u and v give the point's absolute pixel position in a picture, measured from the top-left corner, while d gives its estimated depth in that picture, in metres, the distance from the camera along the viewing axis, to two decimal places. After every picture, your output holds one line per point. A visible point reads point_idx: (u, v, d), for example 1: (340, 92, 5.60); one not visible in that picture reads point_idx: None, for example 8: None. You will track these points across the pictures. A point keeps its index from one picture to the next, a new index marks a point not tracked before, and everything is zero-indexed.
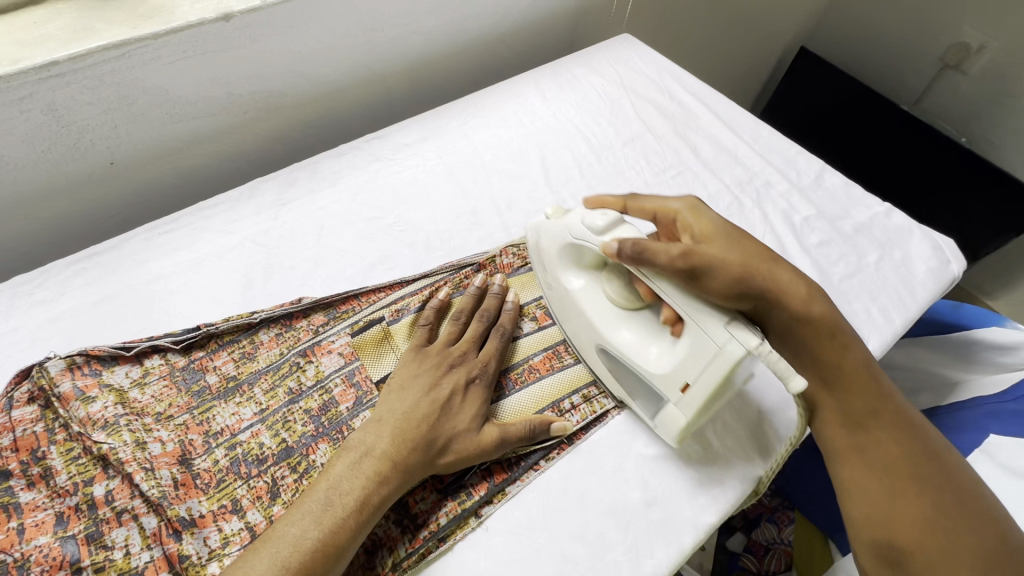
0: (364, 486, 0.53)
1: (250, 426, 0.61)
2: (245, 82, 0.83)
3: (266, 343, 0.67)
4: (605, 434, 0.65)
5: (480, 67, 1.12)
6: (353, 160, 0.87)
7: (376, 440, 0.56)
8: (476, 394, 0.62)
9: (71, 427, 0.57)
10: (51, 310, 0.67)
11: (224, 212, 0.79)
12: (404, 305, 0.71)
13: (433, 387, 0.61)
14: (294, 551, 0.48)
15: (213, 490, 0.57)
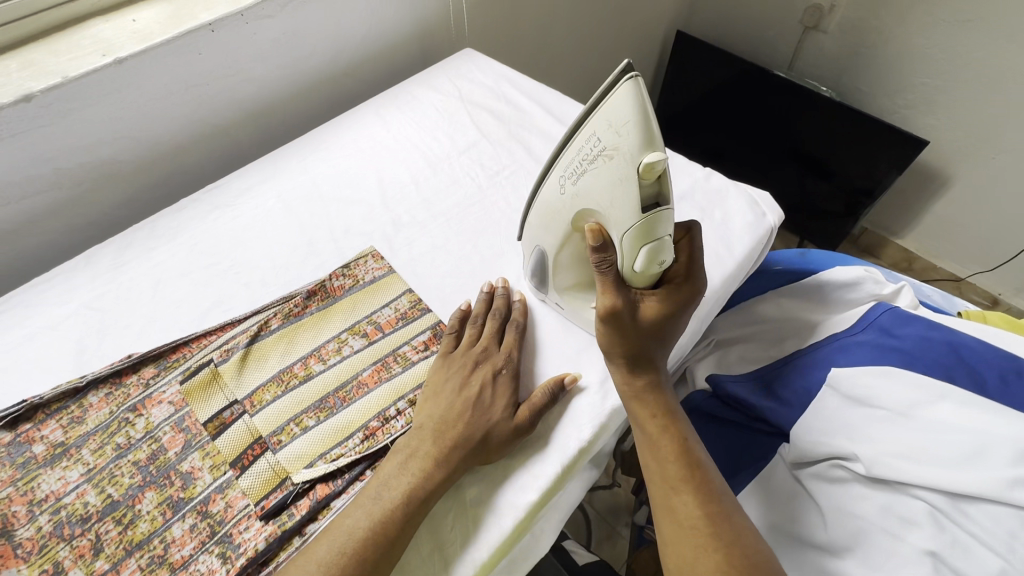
0: (411, 482, 0.59)
1: (76, 487, 0.63)
2: (70, 156, 0.86)
3: (96, 404, 0.69)
4: None
5: (331, 103, 1.16)
6: (192, 213, 0.90)
7: (395, 482, 0.59)
8: (505, 383, 0.68)
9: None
10: None
11: (60, 284, 0.81)
12: (233, 344, 0.73)
13: (467, 387, 0.66)
14: (350, 538, 0.56)
15: (36, 556, 0.58)
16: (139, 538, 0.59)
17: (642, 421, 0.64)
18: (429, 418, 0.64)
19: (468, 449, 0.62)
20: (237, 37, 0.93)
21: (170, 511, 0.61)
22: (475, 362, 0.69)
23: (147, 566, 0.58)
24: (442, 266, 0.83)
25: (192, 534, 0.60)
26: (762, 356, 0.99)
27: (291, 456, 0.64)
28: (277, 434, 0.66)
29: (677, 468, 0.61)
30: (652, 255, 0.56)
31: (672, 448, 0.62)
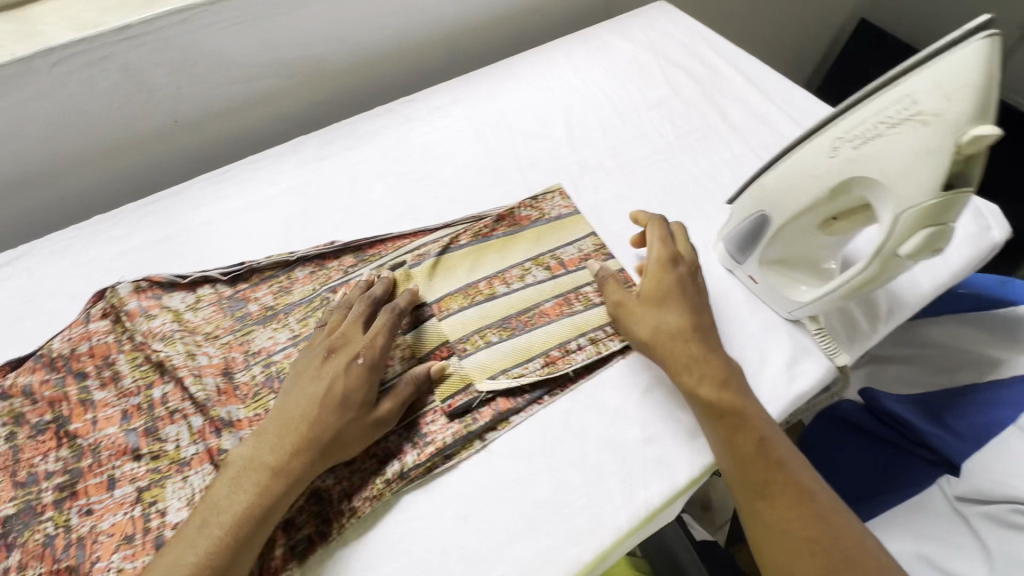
0: (241, 502, 0.53)
1: (284, 349, 0.68)
2: (293, 48, 0.90)
3: (303, 279, 0.74)
4: (610, 374, 0.67)
5: (515, 37, 1.15)
6: (387, 121, 0.92)
7: (224, 504, 0.53)
8: (357, 373, 0.59)
9: (134, 341, 0.66)
10: (123, 244, 0.77)
11: (270, 165, 0.86)
12: (425, 251, 0.75)
13: (330, 377, 0.59)
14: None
15: (250, 400, 0.65)
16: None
17: (709, 421, 0.59)
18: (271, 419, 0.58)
19: (339, 446, 0.57)
20: None
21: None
22: (336, 348, 0.61)
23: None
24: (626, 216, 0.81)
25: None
26: (928, 382, 0.89)
27: (476, 365, 0.66)
28: (463, 342, 0.68)
29: (759, 471, 0.56)
30: (926, 241, 0.51)
31: (752, 450, 0.56)
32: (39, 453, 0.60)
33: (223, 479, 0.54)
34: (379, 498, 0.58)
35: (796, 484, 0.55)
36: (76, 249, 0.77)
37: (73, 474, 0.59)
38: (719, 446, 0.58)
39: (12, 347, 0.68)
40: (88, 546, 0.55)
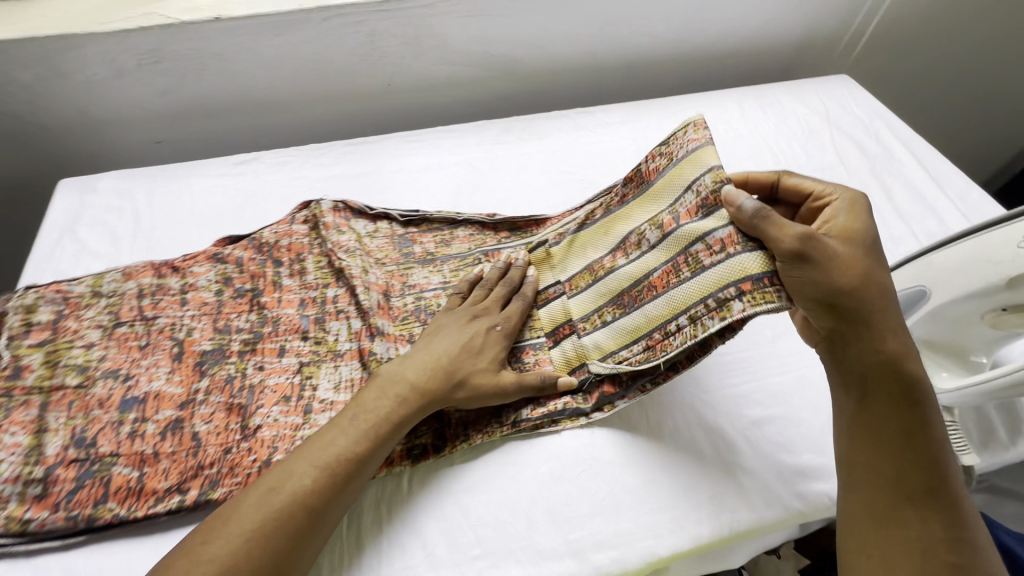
0: (387, 407, 0.60)
1: (435, 290, 0.78)
2: (500, 46, 1.02)
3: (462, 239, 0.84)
4: (719, 399, 0.70)
5: (688, 79, 1.21)
6: (561, 125, 1.02)
7: (372, 404, 0.60)
8: (493, 342, 0.68)
9: (322, 249, 0.80)
10: (327, 171, 0.92)
11: (454, 138, 0.98)
12: (565, 228, 0.78)
13: (474, 336, 0.67)
14: (331, 457, 0.56)
15: (399, 321, 0.74)
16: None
17: (886, 403, 0.53)
18: (414, 352, 0.66)
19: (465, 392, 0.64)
20: None
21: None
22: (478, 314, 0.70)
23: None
24: None
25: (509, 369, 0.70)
26: None
27: (592, 343, 0.69)
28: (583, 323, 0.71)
29: (925, 479, 0.51)
30: None
31: (928, 452, 0.52)
32: (235, 311, 0.73)
33: (370, 388, 0.62)
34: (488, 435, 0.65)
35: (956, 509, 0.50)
36: (292, 165, 0.93)
37: (256, 335, 0.71)
38: (894, 434, 0.52)
39: (231, 226, 0.84)
40: (254, 393, 0.66)
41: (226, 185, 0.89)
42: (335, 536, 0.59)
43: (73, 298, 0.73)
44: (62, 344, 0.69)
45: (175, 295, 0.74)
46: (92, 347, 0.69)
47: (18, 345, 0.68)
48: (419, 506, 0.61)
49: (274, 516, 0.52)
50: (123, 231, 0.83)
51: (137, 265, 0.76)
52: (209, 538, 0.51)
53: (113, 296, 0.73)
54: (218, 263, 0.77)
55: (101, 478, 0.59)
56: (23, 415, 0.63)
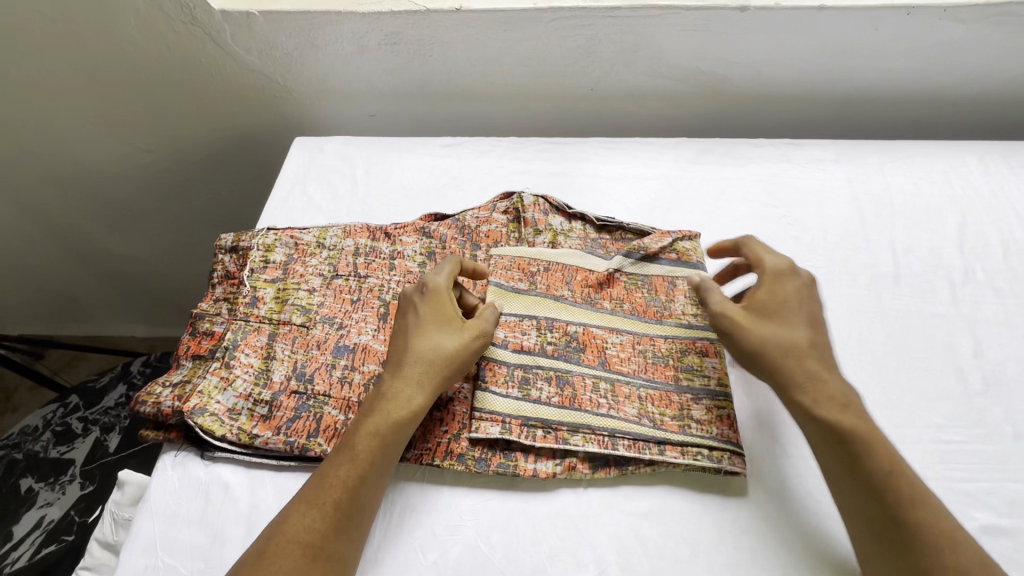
0: (427, 384, 0.60)
1: (624, 297, 0.71)
2: (715, 63, 0.98)
3: (654, 240, 0.74)
4: (942, 492, 0.61)
5: (912, 122, 1.08)
6: (767, 154, 0.96)
7: (419, 377, 0.61)
8: (806, 328, 0.62)
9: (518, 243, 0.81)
10: (525, 166, 0.94)
11: (652, 151, 0.96)
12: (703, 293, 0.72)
13: (417, 309, 0.64)
14: (379, 423, 0.58)
15: (562, 330, 0.67)
16: (659, 371, 0.66)
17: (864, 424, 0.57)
18: (396, 341, 0.63)
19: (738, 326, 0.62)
20: (917, 27, 0.91)
21: (680, 371, 0.66)
22: (426, 291, 0.64)
23: (658, 395, 0.64)
24: (1006, 348, 0.73)
25: (704, 402, 0.64)
26: None
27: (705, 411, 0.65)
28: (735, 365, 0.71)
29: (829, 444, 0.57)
30: None
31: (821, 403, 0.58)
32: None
33: (395, 388, 0.60)
34: (681, 462, 0.60)
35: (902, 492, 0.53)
36: (492, 155, 0.96)
37: None
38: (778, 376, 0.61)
39: (434, 204, 0.89)
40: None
41: (432, 164, 0.95)
42: (509, 523, 0.59)
43: (302, 244, 0.79)
44: (290, 284, 0.75)
45: (385, 259, 0.79)
46: (313, 292, 0.75)
47: (256, 278, 0.76)
48: (594, 518, 0.60)
49: (353, 477, 0.56)
50: (343, 191, 0.91)
51: (355, 225, 0.82)
52: (308, 499, 0.55)
53: (333, 250, 0.79)
54: (424, 237, 0.81)
55: (313, 415, 0.64)
56: (255, 340, 0.70)
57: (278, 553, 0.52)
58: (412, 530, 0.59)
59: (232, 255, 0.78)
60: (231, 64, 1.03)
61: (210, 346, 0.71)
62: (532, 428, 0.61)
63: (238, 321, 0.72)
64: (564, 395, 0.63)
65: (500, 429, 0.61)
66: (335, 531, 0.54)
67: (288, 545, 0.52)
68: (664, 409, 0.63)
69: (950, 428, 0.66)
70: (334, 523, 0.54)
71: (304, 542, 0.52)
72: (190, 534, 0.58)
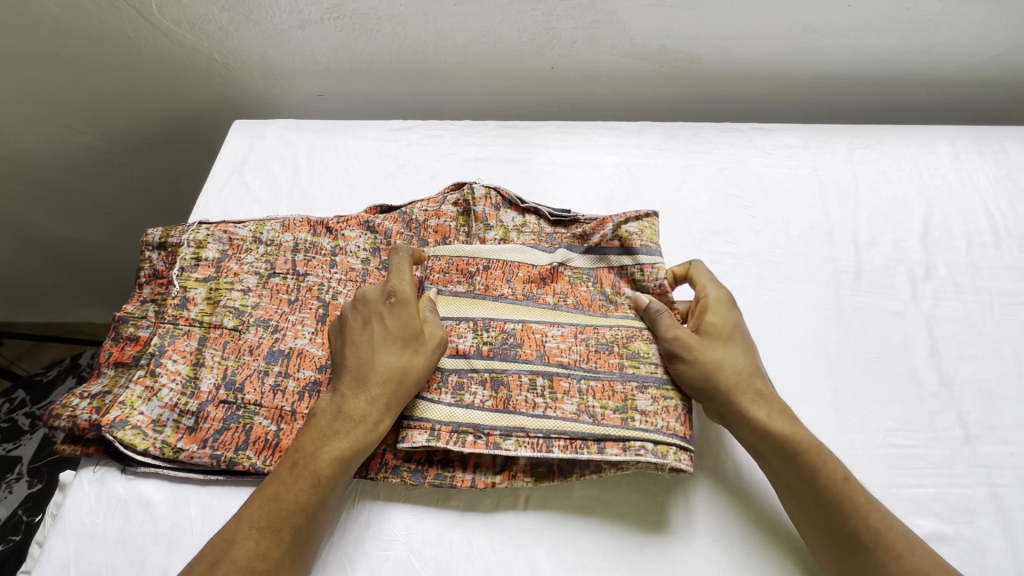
0: (387, 406, 0.57)
1: (568, 292, 0.66)
2: (681, 42, 0.93)
3: (597, 228, 0.68)
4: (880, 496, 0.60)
5: (886, 105, 1.04)
6: (732, 139, 0.92)
7: (378, 398, 0.57)
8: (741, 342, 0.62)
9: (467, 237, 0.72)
10: (478, 152, 0.89)
11: (613, 137, 0.91)
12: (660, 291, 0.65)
13: (385, 323, 0.60)
14: (337, 447, 0.55)
15: (496, 326, 0.63)
16: (603, 362, 0.61)
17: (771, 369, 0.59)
18: (358, 352, 0.59)
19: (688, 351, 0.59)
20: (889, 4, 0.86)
21: (621, 359, 0.61)
22: (393, 302, 0.60)
23: (602, 386, 0.60)
24: (963, 347, 0.71)
25: (653, 388, 0.59)
26: None
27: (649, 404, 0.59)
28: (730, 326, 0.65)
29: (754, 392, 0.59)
30: None
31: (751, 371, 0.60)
32: (377, 279, 0.70)
33: (353, 409, 0.57)
34: (622, 459, 0.56)
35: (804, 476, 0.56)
36: (445, 140, 0.90)
37: None
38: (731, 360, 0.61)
39: (381, 193, 0.84)
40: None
41: (380, 151, 0.89)
42: (443, 538, 0.57)
43: (237, 240, 0.73)
44: (224, 283, 0.69)
45: (326, 255, 0.72)
46: (249, 292, 0.69)
47: (187, 277, 0.70)
48: (531, 531, 0.58)
49: (314, 500, 0.54)
50: (285, 180, 0.86)
51: (295, 218, 0.75)
52: (263, 523, 0.52)
53: (271, 245, 0.72)
54: (369, 232, 0.74)
55: (242, 426, 0.61)
56: (185, 345, 0.65)
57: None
58: (341, 546, 0.57)
59: (161, 252, 0.72)
60: (164, 39, 0.96)
61: (135, 353, 0.66)
62: (462, 433, 0.58)
63: (166, 325, 0.66)
64: (498, 397, 0.59)
65: (426, 437, 0.57)
66: (288, 555, 0.52)
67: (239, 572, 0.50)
68: (606, 401, 0.59)
69: (901, 431, 0.64)
70: (288, 548, 0.52)
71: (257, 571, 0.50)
72: (106, 557, 0.56)
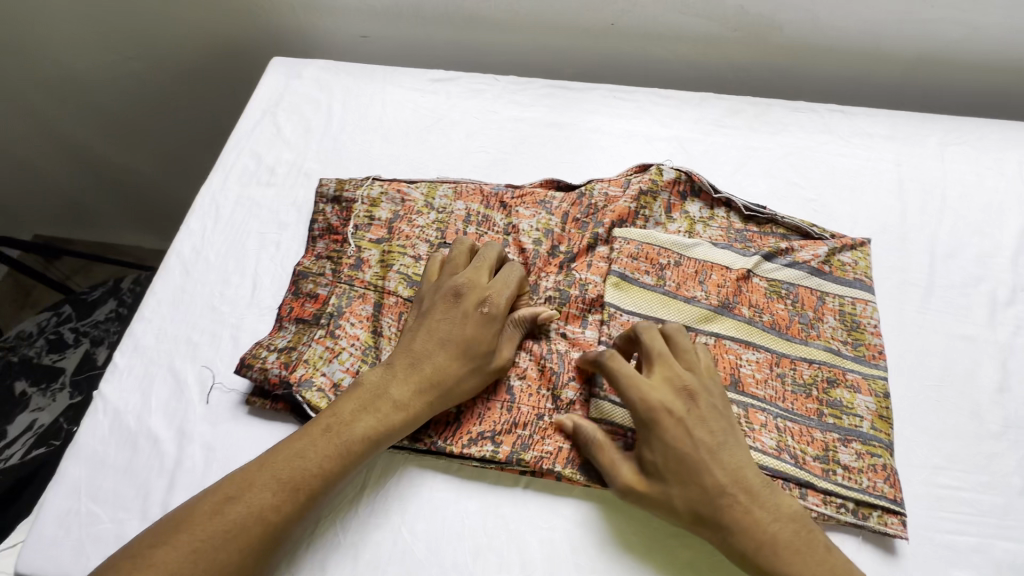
0: (420, 408, 0.56)
1: (764, 307, 0.65)
2: (762, 3, 0.82)
3: (807, 249, 0.68)
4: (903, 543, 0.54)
5: (994, 98, 0.90)
6: (805, 121, 0.82)
7: (416, 398, 0.56)
8: (733, 448, 0.53)
9: (648, 222, 0.70)
10: (520, 111, 0.83)
11: (670, 108, 0.83)
12: (818, 311, 0.65)
13: (467, 324, 0.58)
14: (349, 438, 0.53)
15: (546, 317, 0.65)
16: (799, 402, 0.59)
17: (886, 403, 0.59)
18: (425, 342, 0.58)
19: (631, 483, 0.53)
20: None
21: (825, 406, 0.59)
22: (485, 307, 0.59)
23: (799, 429, 0.58)
24: None
25: (854, 447, 0.57)
26: None
27: None
28: (852, 346, 0.63)
29: (784, 532, 0.50)
30: None
31: (770, 519, 0.50)
32: (413, 245, 0.69)
33: (389, 403, 0.55)
34: (824, 511, 0.54)
35: (814, 574, 0.48)
36: (486, 96, 0.84)
37: (414, 278, 0.66)
38: (710, 484, 0.51)
39: (413, 147, 0.80)
40: (388, 338, 0.63)
41: (417, 101, 0.84)
42: (436, 513, 0.57)
43: (408, 201, 0.72)
44: (396, 247, 0.69)
45: (499, 232, 0.71)
46: (420, 261, 0.68)
47: (361, 237, 0.69)
48: (526, 519, 0.56)
49: (331, 470, 0.52)
50: (316, 125, 0.82)
51: (468, 186, 0.74)
52: (277, 484, 0.50)
53: (443, 213, 0.71)
54: (544, 210, 0.72)
55: (246, 370, 0.60)
56: (360, 309, 0.64)
57: (229, 526, 0.48)
58: (337, 508, 0.57)
59: (333, 206, 0.73)
60: None
61: (314, 310, 0.65)
62: (490, 401, 0.60)
63: (342, 284, 0.66)
64: (541, 372, 0.61)
65: (454, 404, 0.60)
66: (297, 517, 0.50)
67: (245, 517, 0.48)
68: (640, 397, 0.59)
69: (949, 470, 0.58)
70: (298, 509, 0.50)
71: (262, 528, 0.48)
72: (114, 484, 0.57)
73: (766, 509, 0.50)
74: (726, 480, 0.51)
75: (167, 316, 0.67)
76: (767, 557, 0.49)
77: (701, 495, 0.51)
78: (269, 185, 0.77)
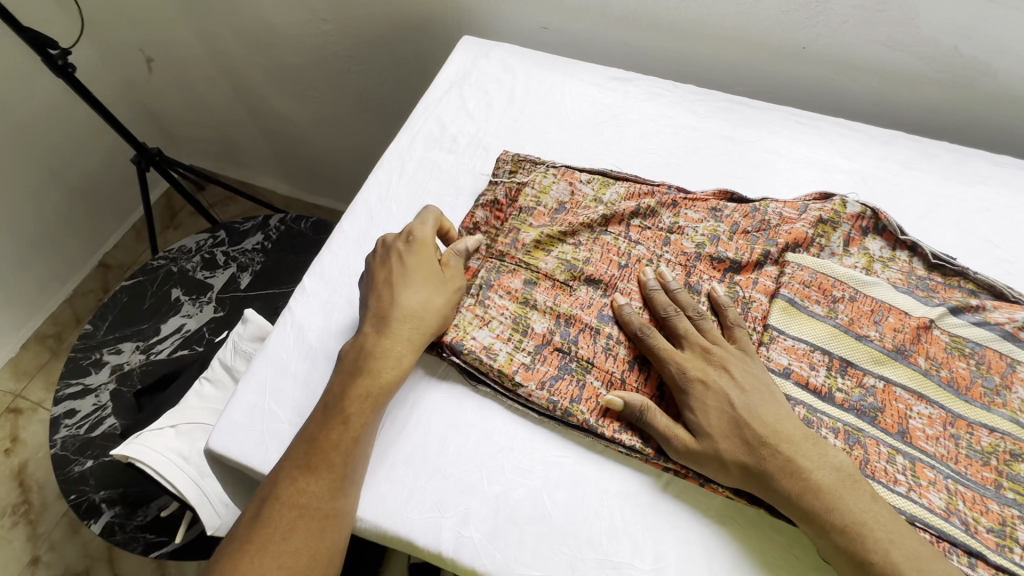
0: (399, 350, 0.61)
1: (942, 361, 0.62)
2: (982, 47, 0.78)
3: (1002, 310, 0.64)
4: None
5: None
6: (1009, 177, 0.76)
7: (389, 345, 0.61)
8: (766, 402, 0.57)
9: (822, 251, 0.69)
10: (696, 120, 0.83)
11: (855, 140, 0.80)
12: (1007, 378, 0.61)
13: (404, 261, 0.65)
14: (348, 392, 0.59)
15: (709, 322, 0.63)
16: (973, 467, 0.57)
17: None
18: (380, 295, 0.63)
19: (689, 443, 0.56)
20: None
21: (1004, 478, 0.56)
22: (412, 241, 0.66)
23: (972, 495, 0.55)
24: None
25: None
26: None
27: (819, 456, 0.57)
28: None
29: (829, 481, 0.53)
30: None
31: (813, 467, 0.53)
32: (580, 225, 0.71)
33: (367, 348, 0.61)
34: None
35: (857, 520, 0.51)
36: (664, 101, 0.86)
37: (571, 262, 0.68)
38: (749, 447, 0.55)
39: (587, 139, 0.83)
40: (541, 311, 0.66)
41: (595, 96, 0.87)
42: (576, 489, 0.58)
43: (577, 194, 0.74)
44: (557, 232, 0.71)
45: (661, 230, 0.71)
46: (580, 246, 0.70)
47: (526, 216, 0.73)
48: (665, 516, 0.57)
49: (334, 439, 0.57)
50: (497, 103, 0.87)
51: (635, 184, 0.75)
52: (298, 467, 0.56)
53: (610, 205, 0.73)
54: (713, 219, 0.72)
55: None
56: (514, 280, 0.67)
57: (269, 524, 0.53)
58: (485, 460, 0.60)
59: (505, 181, 0.76)
60: None
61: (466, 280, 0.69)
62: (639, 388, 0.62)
63: (498, 256, 0.69)
64: None
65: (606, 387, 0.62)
66: (326, 492, 0.55)
67: (284, 506, 0.54)
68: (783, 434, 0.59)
69: None
70: (324, 486, 0.55)
71: (294, 504, 0.54)
72: (294, 391, 0.64)
73: (808, 458, 0.54)
74: (767, 432, 0.55)
75: (351, 253, 0.73)
76: (813, 504, 0.52)
77: (746, 453, 0.55)
78: (451, 152, 0.82)
